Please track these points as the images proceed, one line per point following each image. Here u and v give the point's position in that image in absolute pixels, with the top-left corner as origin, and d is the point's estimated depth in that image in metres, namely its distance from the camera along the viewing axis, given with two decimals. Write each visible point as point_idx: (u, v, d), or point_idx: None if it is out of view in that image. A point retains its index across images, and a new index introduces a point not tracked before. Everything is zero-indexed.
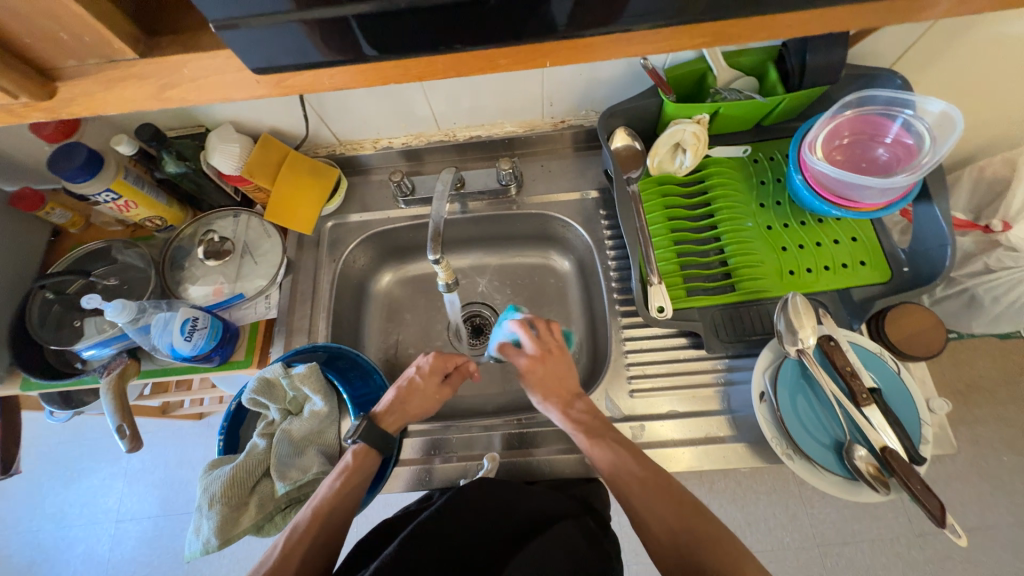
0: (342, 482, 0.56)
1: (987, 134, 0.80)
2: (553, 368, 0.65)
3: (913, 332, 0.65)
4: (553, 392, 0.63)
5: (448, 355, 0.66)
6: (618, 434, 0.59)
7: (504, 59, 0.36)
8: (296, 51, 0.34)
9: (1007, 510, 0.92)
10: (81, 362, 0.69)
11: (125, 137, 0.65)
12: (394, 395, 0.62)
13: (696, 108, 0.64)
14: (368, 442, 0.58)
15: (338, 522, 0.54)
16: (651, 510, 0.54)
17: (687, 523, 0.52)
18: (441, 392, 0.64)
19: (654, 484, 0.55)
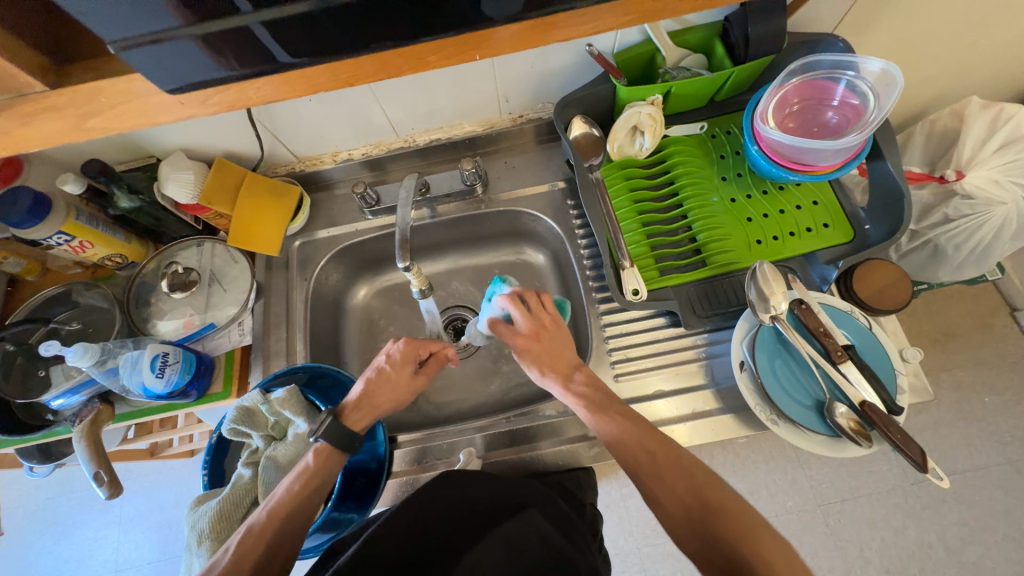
0: (302, 484, 0.54)
1: (933, 89, 0.82)
2: (551, 345, 0.63)
3: (880, 287, 0.66)
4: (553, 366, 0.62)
5: (421, 342, 0.65)
6: (621, 407, 0.58)
7: (434, 55, 0.36)
8: (216, 65, 0.33)
9: (993, 448, 0.95)
10: (52, 413, 0.67)
11: (71, 175, 0.63)
12: (362, 388, 0.61)
13: (649, 90, 0.65)
14: (331, 441, 0.56)
15: (290, 526, 0.52)
16: (660, 482, 0.53)
17: (698, 492, 0.51)
18: (414, 379, 0.64)
19: (665, 457, 0.54)
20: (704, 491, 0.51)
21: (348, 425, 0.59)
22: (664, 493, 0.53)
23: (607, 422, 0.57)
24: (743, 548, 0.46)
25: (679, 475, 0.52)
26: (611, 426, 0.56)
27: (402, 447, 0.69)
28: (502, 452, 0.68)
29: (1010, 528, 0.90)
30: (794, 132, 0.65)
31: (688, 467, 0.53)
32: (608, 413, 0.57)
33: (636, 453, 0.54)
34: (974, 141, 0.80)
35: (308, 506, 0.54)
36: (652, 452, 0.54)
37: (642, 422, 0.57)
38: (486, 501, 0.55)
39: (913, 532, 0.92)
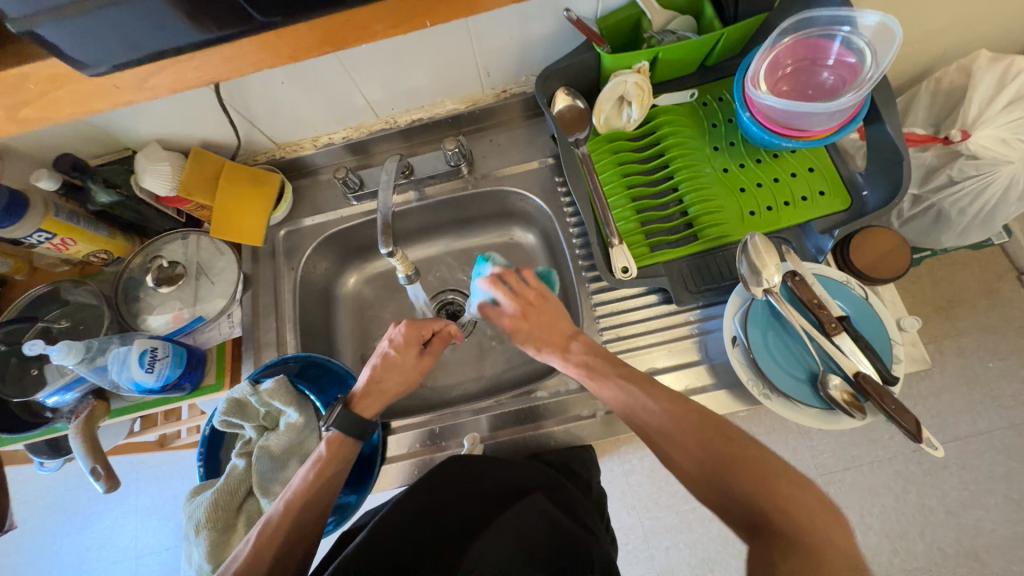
0: (317, 471, 0.55)
1: (940, 43, 0.77)
2: (540, 320, 0.64)
3: (878, 255, 0.64)
4: (545, 339, 0.62)
5: (423, 322, 0.64)
6: (624, 370, 0.58)
7: (379, 24, 0.38)
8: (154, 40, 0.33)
9: (996, 413, 0.94)
10: (49, 410, 0.67)
11: (45, 171, 0.61)
12: (371, 376, 0.61)
13: (635, 56, 0.62)
14: (344, 430, 0.57)
15: (314, 511, 0.53)
16: (673, 441, 0.52)
17: (712, 447, 0.50)
18: (425, 360, 0.63)
19: (675, 417, 0.53)
20: (717, 445, 0.50)
21: (359, 413, 0.59)
22: (677, 451, 0.52)
23: (606, 386, 0.57)
24: (761, 501, 0.45)
25: (693, 433, 0.51)
26: (612, 389, 0.56)
27: (396, 433, 0.68)
28: (509, 431, 0.67)
29: (1011, 491, 0.90)
30: (787, 96, 0.62)
31: (707, 423, 0.52)
32: (609, 379, 0.57)
33: (641, 411, 0.54)
34: (982, 98, 0.76)
35: (328, 497, 0.54)
36: (660, 410, 0.53)
37: (646, 382, 0.56)
38: (494, 483, 0.58)
39: (914, 498, 0.92)
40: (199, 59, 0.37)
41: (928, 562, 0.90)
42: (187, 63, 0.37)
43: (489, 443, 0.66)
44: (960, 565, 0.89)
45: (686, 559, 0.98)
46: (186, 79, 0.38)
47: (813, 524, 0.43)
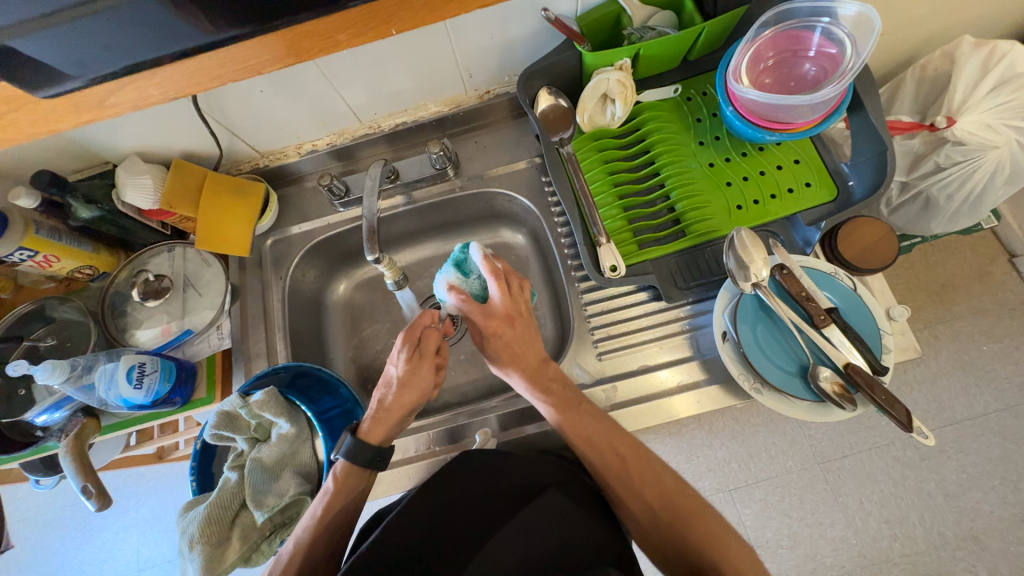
0: (325, 508, 0.55)
1: (924, 30, 0.77)
2: (522, 335, 0.60)
3: (866, 245, 0.64)
4: (519, 360, 0.60)
5: (410, 327, 0.60)
6: (590, 406, 0.59)
7: (343, 34, 0.41)
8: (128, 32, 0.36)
9: (991, 396, 0.94)
10: (40, 428, 0.66)
11: (23, 189, 0.60)
12: (378, 398, 0.59)
13: (616, 53, 0.62)
14: (349, 459, 0.56)
15: (327, 545, 0.55)
16: (630, 487, 0.56)
17: (666, 496, 0.55)
18: (424, 365, 0.59)
19: (633, 462, 0.57)
20: (671, 496, 0.55)
21: (366, 439, 0.57)
22: (629, 496, 0.56)
23: (577, 422, 0.57)
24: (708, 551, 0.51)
25: (649, 480, 0.56)
26: (582, 425, 0.57)
27: (391, 439, 0.68)
28: (515, 430, 0.67)
29: (1008, 473, 0.91)
30: (770, 89, 0.62)
31: (659, 475, 0.56)
32: (585, 416, 0.58)
33: (608, 459, 0.56)
34: (966, 83, 0.76)
35: (340, 521, 0.56)
36: (622, 455, 0.56)
37: (609, 422, 0.58)
38: (508, 485, 0.56)
39: (912, 482, 0.92)
40: (177, 66, 0.40)
41: (928, 545, 0.90)
42: (153, 79, 0.41)
43: (497, 438, 0.66)
44: (960, 548, 0.89)
45: None
46: (152, 94, 0.42)
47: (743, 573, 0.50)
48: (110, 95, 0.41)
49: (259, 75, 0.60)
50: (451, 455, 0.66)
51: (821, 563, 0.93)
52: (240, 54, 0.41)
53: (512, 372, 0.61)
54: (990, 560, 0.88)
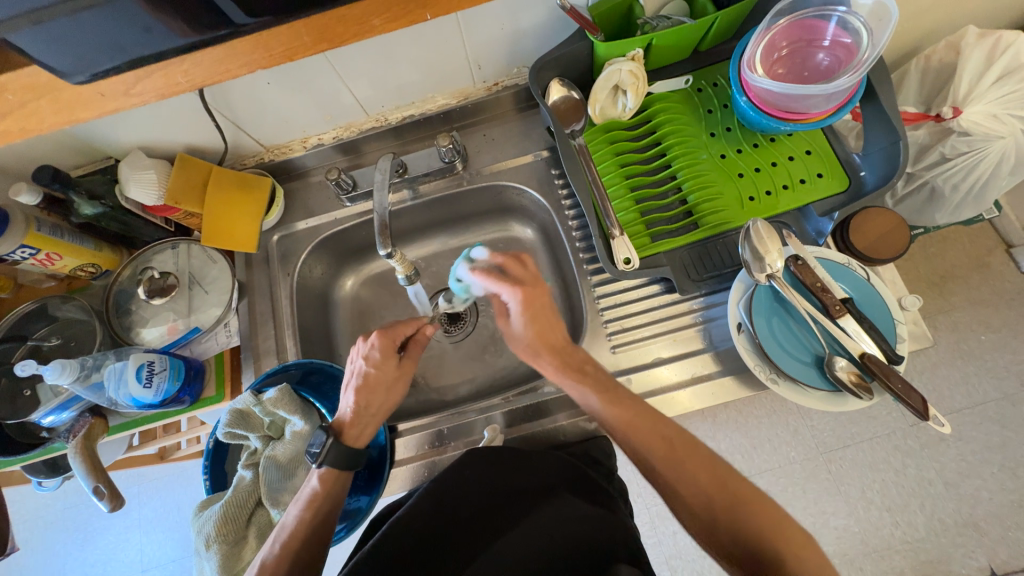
0: (311, 511, 0.53)
1: (931, 20, 0.77)
2: (543, 309, 0.59)
3: (878, 236, 0.65)
4: (545, 339, 0.59)
5: (392, 329, 0.59)
6: (627, 390, 0.57)
7: (377, 18, 0.41)
8: (138, 26, 0.34)
9: (991, 385, 0.95)
10: (46, 429, 0.65)
11: (23, 185, 0.59)
12: (360, 401, 0.57)
13: (629, 44, 0.61)
14: (336, 464, 0.55)
15: (315, 546, 0.52)
16: (682, 473, 0.51)
17: (724, 485, 0.50)
18: (404, 373, 0.60)
19: (683, 447, 0.52)
20: (727, 482, 0.50)
21: (352, 445, 0.57)
22: (682, 485, 0.51)
23: (617, 404, 0.55)
24: (772, 542, 0.45)
25: (702, 466, 0.51)
26: (624, 410, 0.54)
27: (404, 435, 0.68)
28: (526, 425, 0.66)
29: (1006, 460, 0.92)
30: (783, 78, 0.62)
31: (710, 461, 0.52)
32: (625, 404, 0.55)
33: (653, 444, 0.53)
34: (971, 74, 0.76)
35: (326, 525, 0.53)
36: (669, 440, 0.53)
37: (648, 408, 0.55)
38: (517, 486, 0.56)
39: (912, 471, 0.94)
40: (204, 54, 0.40)
41: (928, 532, 0.91)
42: (181, 66, 0.40)
43: (505, 435, 0.66)
44: (960, 534, 0.91)
45: (693, 542, 0.98)
46: (180, 81, 0.42)
47: (819, 565, 0.44)
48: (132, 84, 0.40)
49: (265, 68, 0.59)
50: (458, 453, 0.65)
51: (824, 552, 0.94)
52: (266, 39, 0.40)
53: (539, 355, 0.60)
54: (989, 545, 0.89)
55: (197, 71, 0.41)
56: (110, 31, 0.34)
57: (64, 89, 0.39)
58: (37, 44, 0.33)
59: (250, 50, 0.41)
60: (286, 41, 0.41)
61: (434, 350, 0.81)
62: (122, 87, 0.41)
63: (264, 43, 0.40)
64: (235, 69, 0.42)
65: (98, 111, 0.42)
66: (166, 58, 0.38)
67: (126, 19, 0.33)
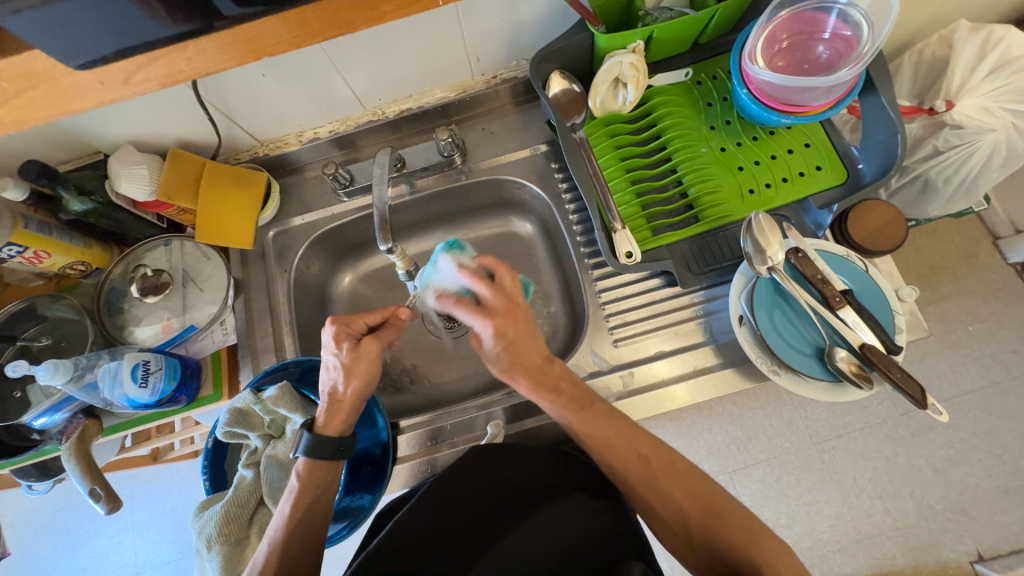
0: (294, 505, 0.53)
1: (925, 14, 0.78)
2: (518, 335, 0.55)
3: (875, 228, 0.65)
4: (520, 361, 0.55)
5: (351, 316, 0.56)
6: (603, 403, 0.57)
7: (386, 6, 0.40)
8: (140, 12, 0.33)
9: (979, 374, 0.97)
10: (38, 431, 0.63)
11: (9, 181, 0.57)
12: (329, 390, 0.55)
13: (630, 35, 0.61)
14: (313, 456, 0.53)
15: (305, 539, 0.52)
16: (658, 491, 0.53)
17: (699, 499, 0.52)
18: (368, 356, 0.55)
19: (659, 462, 0.54)
20: (703, 496, 0.52)
21: (323, 434, 0.55)
22: (658, 502, 0.53)
23: (591, 421, 0.55)
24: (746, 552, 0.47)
25: (677, 482, 0.53)
26: (601, 428, 0.55)
27: (406, 432, 0.67)
28: (529, 420, 0.66)
29: (993, 446, 0.94)
30: (784, 71, 0.62)
31: (688, 477, 0.53)
32: (589, 413, 0.56)
33: (629, 462, 0.54)
34: (964, 67, 0.77)
35: (315, 520, 0.53)
36: (645, 455, 0.54)
37: (623, 421, 0.56)
38: (524, 482, 0.55)
39: (903, 459, 0.95)
40: (208, 42, 0.38)
41: (918, 518, 0.93)
42: (183, 54, 0.39)
43: (507, 429, 0.66)
44: (948, 519, 0.93)
45: None
46: (182, 70, 0.40)
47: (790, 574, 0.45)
48: (133, 72, 0.39)
49: (261, 59, 0.58)
50: (459, 449, 0.65)
51: (818, 539, 0.96)
52: (273, 25, 0.39)
53: (514, 376, 0.56)
54: (977, 529, 0.92)
55: (199, 59, 0.40)
56: (116, 16, 0.33)
57: (61, 78, 0.38)
58: (37, 27, 0.32)
59: (254, 39, 0.39)
60: (293, 31, 0.40)
61: (433, 345, 0.80)
62: (121, 76, 0.39)
63: (270, 33, 0.39)
64: (239, 57, 0.40)
65: (97, 101, 0.40)
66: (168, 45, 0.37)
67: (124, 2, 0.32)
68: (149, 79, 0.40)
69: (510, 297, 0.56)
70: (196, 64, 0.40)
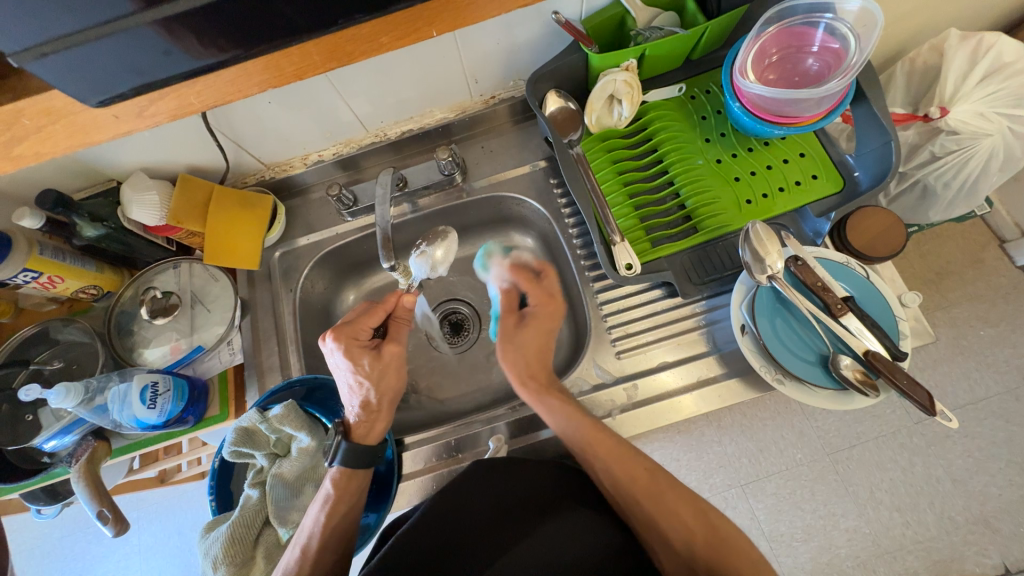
0: (329, 513, 0.54)
1: (914, 24, 0.79)
2: (548, 328, 0.64)
3: (874, 235, 0.65)
4: (539, 359, 0.63)
5: (350, 327, 0.57)
6: (605, 425, 0.58)
7: (385, 37, 0.42)
8: (156, 52, 0.36)
9: (994, 380, 0.96)
10: (48, 454, 0.64)
11: (26, 210, 0.59)
12: (361, 402, 0.57)
13: (623, 54, 0.62)
14: (349, 465, 0.55)
15: (336, 550, 0.54)
16: (663, 505, 0.54)
17: (705, 519, 0.54)
18: (387, 362, 0.57)
19: (663, 477, 0.56)
20: (707, 516, 0.54)
21: (363, 442, 0.57)
22: (666, 521, 0.53)
23: (595, 433, 0.56)
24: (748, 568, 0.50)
25: (682, 499, 0.55)
26: (603, 439, 0.56)
27: (411, 448, 0.67)
28: (532, 435, 0.66)
29: (1013, 455, 0.92)
30: (775, 84, 0.63)
31: (690, 497, 0.55)
32: (598, 433, 0.56)
33: (637, 473, 0.55)
34: (957, 74, 0.78)
35: (347, 528, 0.55)
36: (649, 470, 0.56)
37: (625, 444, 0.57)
38: (527, 496, 0.55)
39: (920, 469, 0.93)
40: (216, 77, 0.40)
41: (939, 531, 0.90)
42: (193, 88, 0.41)
43: (510, 445, 0.65)
44: (971, 532, 0.90)
45: None
46: (193, 102, 0.42)
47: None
48: (146, 106, 0.41)
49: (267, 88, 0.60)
50: (466, 464, 0.65)
51: (836, 555, 0.93)
52: (275, 60, 0.41)
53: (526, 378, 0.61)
54: (1002, 542, 0.89)
55: (209, 92, 0.42)
56: (132, 56, 0.36)
57: (78, 113, 0.40)
58: (57, 71, 0.35)
59: (261, 70, 0.41)
60: (297, 61, 0.42)
61: (437, 361, 0.81)
62: (135, 110, 0.41)
63: (275, 63, 0.41)
64: (246, 89, 0.42)
65: (113, 133, 0.42)
66: (179, 81, 0.39)
67: (145, 43, 0.35)
68: (161, 112, 0.42)
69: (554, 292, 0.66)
70: (206, 96, 0.42)
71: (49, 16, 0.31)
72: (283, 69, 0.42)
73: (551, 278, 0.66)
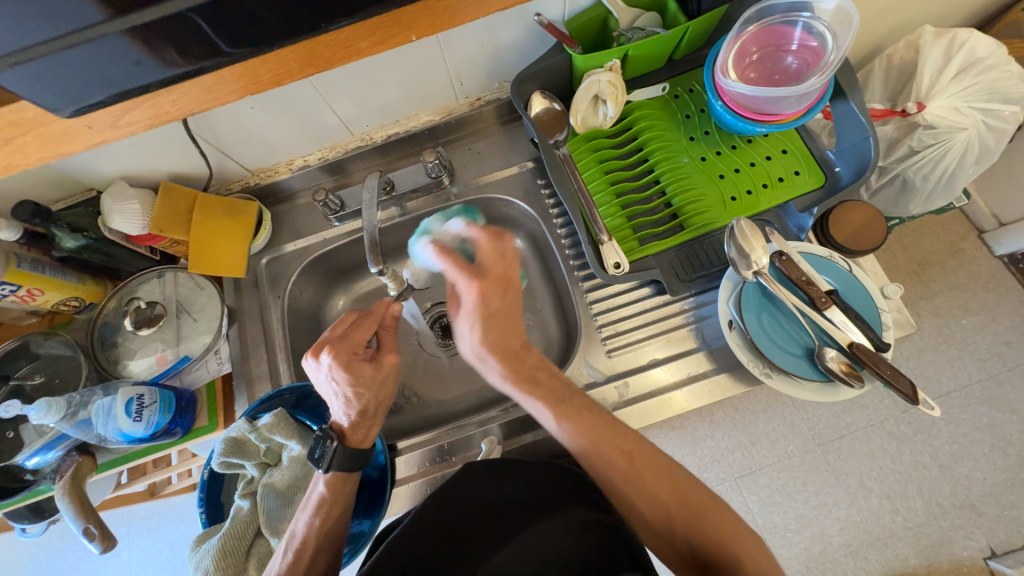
0: (324, 518, 0.53)
1: (891, 21, 0.81)
2: (500, 309, 0.55)
3: (855, 228, 0.67)
4: (500, 345, 0.56)
5: (346, 340, 0.55)
6: (583, 400, 0.57)
7: (363, 42, 0.41)
8: (130, 61, 0.36)
9: (976, 367, 0.98)
10: (31, 471, 0.62)
11: (2, 222, 0.57)
12: (357, 411, 0.56)
13: (605, 55, 0.63)
14: (344, 469, 0.55)
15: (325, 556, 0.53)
16: (642, 488, 0.53)
17: (683, 497, 0.52)
18: (385, 368, 0.56)
19: (642, 458, 0.54)
20: (686, 494, 0.53)
21: (360, 447, 0.57)
22: (643, 498, 0.53)
23: (571, 416, 0.55)
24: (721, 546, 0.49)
25: (662, 479, 0.53)
26: (582, 427, 0.54)
27: (404, 453, 0.67)
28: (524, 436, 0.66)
29: (996, 440, 0.94)
30: (756, 82, 0.64)
31: (672, 474, 0.54)
32: (575, 417, 0.55)
33: (613, 457, 0.53)
34: (932, 70, 0.79)
35: (341, 530, 0.54)
36: (629, 452, 0.54)
37: (606, 418, 0.56)
38: (522, 495, 0.55)
39: (908, 457, 0.95)
40: (192, 85, 0.40)
41: (928, 517, 0.92)
42: (169, 97, 0.40)
43: (503, 446, 0.65)
44: (958, 517, 0.92)
45: None
46: (169, 111, 0.41)
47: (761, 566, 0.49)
48: (122, 114, 0.40)
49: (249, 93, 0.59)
50: (459, 467, 0.65)
51: (829, 544, 0.94)
52: (251, 67, 0.40)
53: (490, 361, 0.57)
54: (987, 525, 0.91)
55: (187, 101, 0.41)
56: (105, 65, 0.36)
57: (50, 123, 0.39)
58: (27, 81, 0.34)
59: (237, 78, 0.41)
60: (274, 68, 0.41)
61: (429, 365, 0.81)
62: (109, 119, 0.40)
63: (252, 72, 0.40)
64: (224, 97, 0.41)
65: (87, 144, 0.42)
66: (157, 90, 0.39)
67: (118, 53, 0.35)
68: (138, 121, 0.41)
69: (506, 267, 0.55)
70: (182, 105, 0.41)
71: (17, 26, 0.31)
72: (261, 79, 0.41)
73: (484, 254, 0.54)
